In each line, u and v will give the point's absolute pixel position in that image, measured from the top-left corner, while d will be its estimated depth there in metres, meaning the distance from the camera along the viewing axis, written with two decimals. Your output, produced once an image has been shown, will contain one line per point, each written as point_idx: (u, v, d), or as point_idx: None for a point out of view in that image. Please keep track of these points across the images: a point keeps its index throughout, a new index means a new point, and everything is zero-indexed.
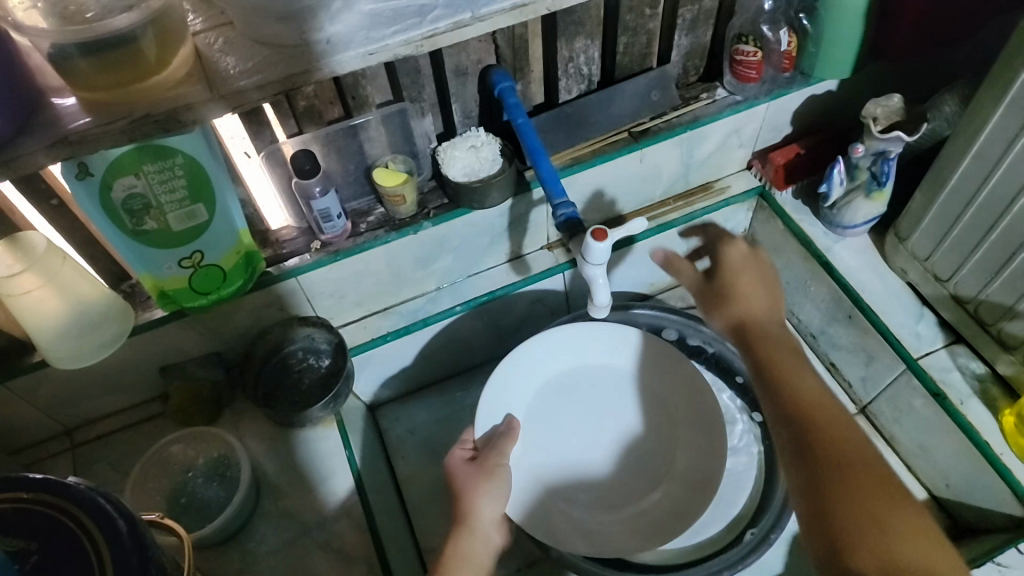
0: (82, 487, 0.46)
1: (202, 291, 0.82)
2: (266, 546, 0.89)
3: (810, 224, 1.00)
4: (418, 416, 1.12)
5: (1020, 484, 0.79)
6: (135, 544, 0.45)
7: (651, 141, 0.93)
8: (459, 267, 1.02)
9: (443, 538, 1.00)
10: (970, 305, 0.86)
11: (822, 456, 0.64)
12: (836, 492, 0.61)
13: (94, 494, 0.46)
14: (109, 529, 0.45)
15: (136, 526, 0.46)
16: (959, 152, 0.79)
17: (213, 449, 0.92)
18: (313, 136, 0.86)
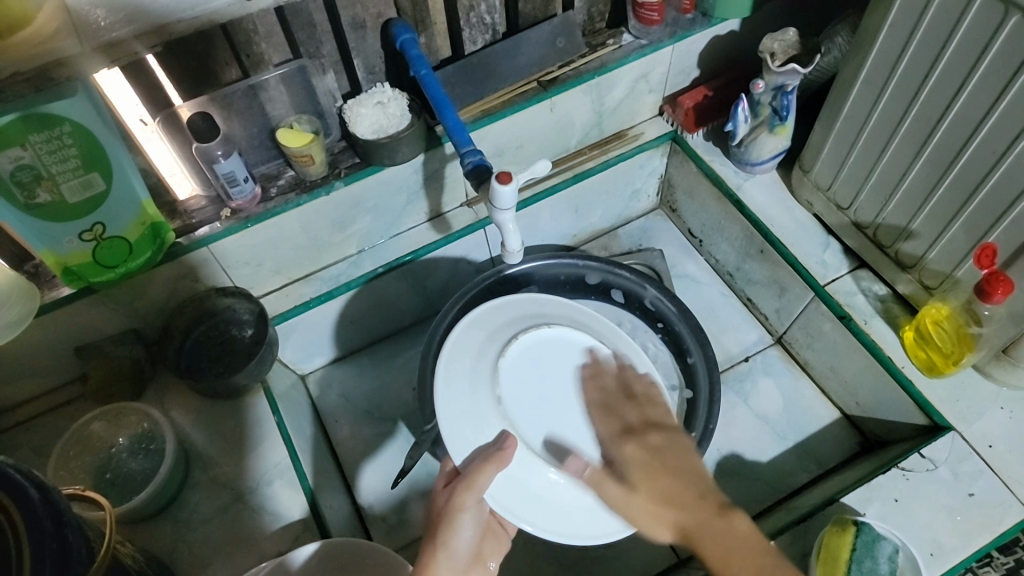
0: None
1: (109, 265, 0.80)
2: (200, 515, 0.84)
3: (721, 163, 1.03)
4: (350, 381, 1.08)
5: (920, 393, 0.85)
6: (49, 511, 0.49)
7: (561, 89, 0.92)
8: (378, 228, 0.99)
9: (383, 498, 0.98)
10: (869, 230, 0.91)
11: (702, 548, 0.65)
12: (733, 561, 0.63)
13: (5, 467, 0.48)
14: (23, 500, 0.48)
15: (48, 495, 0.49)
16: (848, 81, 0.84)
17: (136, 424, 0.86)
18: (209, 99, 0.81)
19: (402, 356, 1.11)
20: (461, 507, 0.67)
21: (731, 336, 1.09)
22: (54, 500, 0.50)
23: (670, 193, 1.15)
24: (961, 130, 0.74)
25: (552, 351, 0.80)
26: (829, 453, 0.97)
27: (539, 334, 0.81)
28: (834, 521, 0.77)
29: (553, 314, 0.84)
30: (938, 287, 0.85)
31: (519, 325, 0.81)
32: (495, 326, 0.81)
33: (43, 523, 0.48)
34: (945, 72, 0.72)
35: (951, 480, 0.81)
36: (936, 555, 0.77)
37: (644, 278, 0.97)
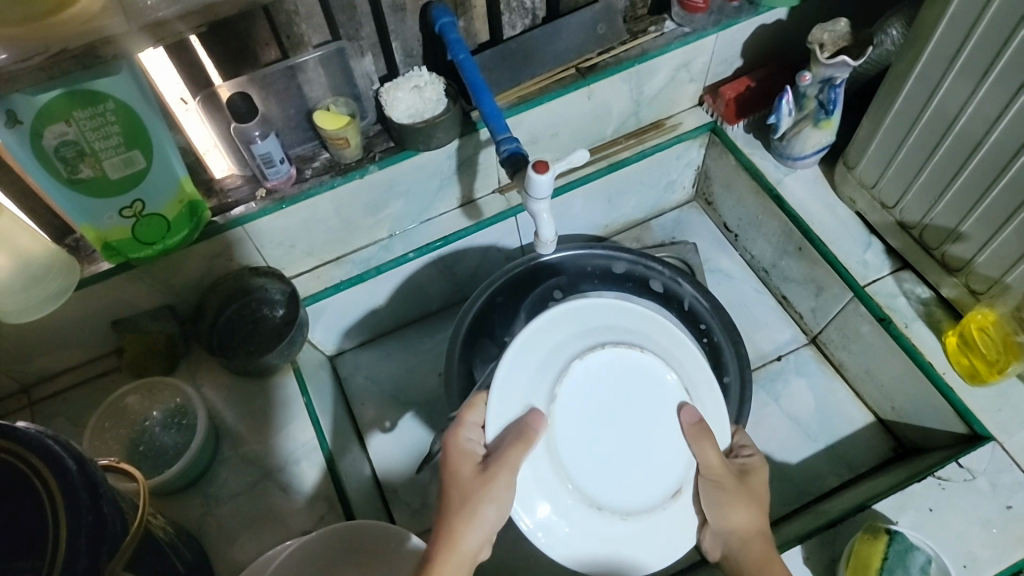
0: (32, 431, 0.49)
1: (147, 241, 0.81)
2: (228, 490, 0.85)
3: (762, 157, 1.00)
4: (377, 363, 1.09)
5: (960, 401, 0.83)
6: (85, 483, 0.48)
7: (600, 76, 0.90)
8: (411, 212, 0.99)
9: (406, 481, 0.99)
10: (914, 230, 0.88)
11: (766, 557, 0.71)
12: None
13: (43, 437, 0.49)
14: (59, 471, 0.48)
15: (85, 466, 0.49)
16: (900, 76, 0.81)
17: (169, 399, 0.87)
18: (248, 80, 0.82)
19: (429, 341, 1.11)
20: (497, 483, 0.67)
21: (763, 334, 1.06)
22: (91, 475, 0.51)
23: (707, 186, 1.13)
24: (1019, 131, 0.71)
25: (632, 380, 0.77)
26: (861, 457, 0.95)
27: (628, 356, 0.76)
28: (866, 528, 0.75)
29: (654, 340, 0.78)
30: (986, 293, 0.82)
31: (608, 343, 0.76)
32: (582, 327, 0.76)
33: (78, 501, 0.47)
34: (1008, 69, 0.69)
35: (988, 492, 0.78)
36: (970, 567, 0.75)
37: (678, 273, 0.95)
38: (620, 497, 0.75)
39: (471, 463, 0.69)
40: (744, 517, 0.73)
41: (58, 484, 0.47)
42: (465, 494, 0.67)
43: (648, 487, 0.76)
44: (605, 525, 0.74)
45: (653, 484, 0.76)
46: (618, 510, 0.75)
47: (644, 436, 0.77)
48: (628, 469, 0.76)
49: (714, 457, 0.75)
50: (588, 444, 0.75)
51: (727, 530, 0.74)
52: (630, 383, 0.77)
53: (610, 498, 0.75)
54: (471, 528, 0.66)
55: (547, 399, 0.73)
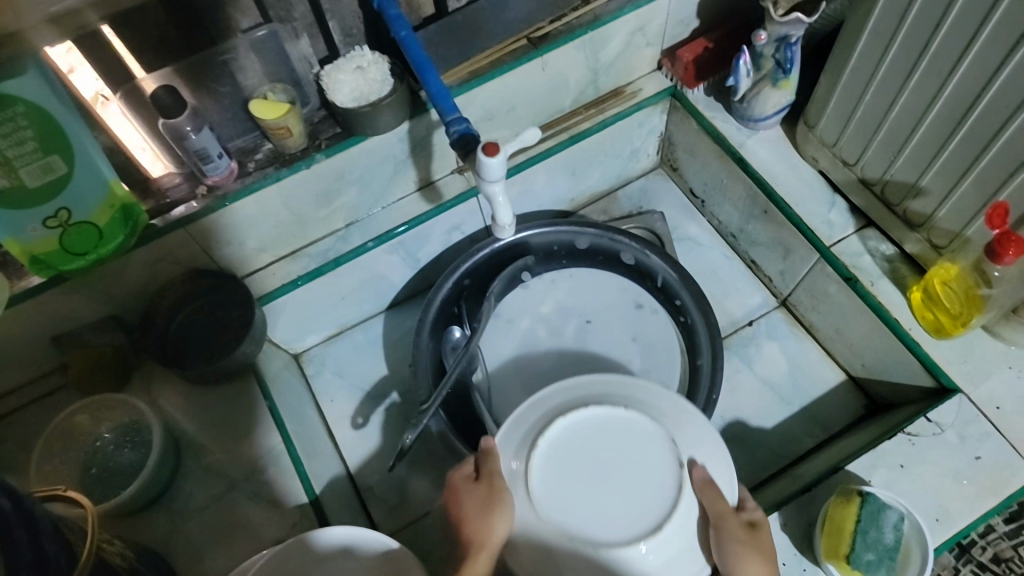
0: None
1: (79, 252, 0.75)
2: (194, 505, 0.82)
3: (723, 120, 0.98)
4: (344, 358, 1.05)
5: (927, 356, 0.83)
6: None
7: (552, 46, 0.86)
8: (366, 199, 0.94)
9: (382, 478, 0.96)
10: (877, 187, 0.88)
11: None
12: None
13: None
14: None
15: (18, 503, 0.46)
16: (854, 31, 0.80)
17: (121, 416, 0.82)
18: (174, 70, 0.76)
19: (397, 331, 1.07)
20: (499, 482, 0.68)
21: (733, 300, 1.06)
22: (26, 508, 0.48)
23: (670, 152, 1.11)
24: (973, 83, 0.70)
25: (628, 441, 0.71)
26: (836, 417, 0.96)
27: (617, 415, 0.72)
28: (839, 492, 0.76)
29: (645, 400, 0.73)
30: (948, 247, 0.82)
31: (601, 400, 0.73)
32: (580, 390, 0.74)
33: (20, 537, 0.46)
34: (958, 21, 0.68)
35: (957, 445, 0.79)
36: (942, 520, 0.77)
37: (644, 244, 0.93)
38: (599, 535, 0.66)
39: (467, 477, 0.70)
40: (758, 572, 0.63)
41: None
42: (474, 497, 0.68)
43: (631, 529, 0.66)
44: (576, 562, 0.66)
45: (636, 527, 0.66)
46: (593, 546, 0.66)
47: (641, 487, 0.68)
48: (608, 512, 0.68)
49: (725, 506, 0.66)
50: (572, 488, 0.69)
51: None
52: (629, 440, 0.70)
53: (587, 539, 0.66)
54: (495, 520, 0.66)
55: (529, 444, 0.71)
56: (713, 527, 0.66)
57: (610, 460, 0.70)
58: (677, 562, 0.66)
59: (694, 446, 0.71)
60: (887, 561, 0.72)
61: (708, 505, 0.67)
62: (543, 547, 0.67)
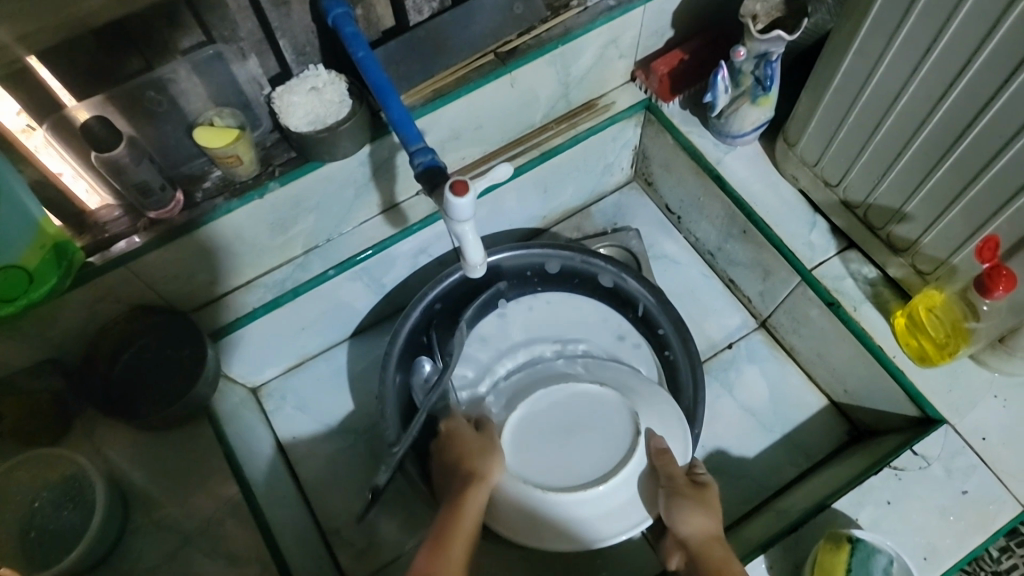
0: None
1: (6, 299, 0.68)
2: (145, 563, 0.77)
3: (699, 135, 0.94)
4: (306, 390, 1.00)
5: (912, 385, 0.81)
6: None
7: (521, 62, 0.81)
8: (325, 225, 0.88)
9: (349, 518, 0.92)
10: (859, 209, 0.84)
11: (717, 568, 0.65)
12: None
13: None
14: None
15: None
16: (839, 49, 0.76)
17: (59, 471, 0.76)
18: (107, 98, 0.69)
19: (362, 360, 1.02)
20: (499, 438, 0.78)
21: (712, 321, 1.03)
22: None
23: (644, 165, 1.06)
24: (965, 111, 0.67)
25: (594, 407, 0.80)
26: (818, 443, 0.93)
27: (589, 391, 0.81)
28: (827, 536, 0.74)
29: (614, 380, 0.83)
30: (933, 274, 0.80)
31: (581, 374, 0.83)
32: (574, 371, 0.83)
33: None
34: (951, 47, 0.64)
35: (944, 477, 0.78)
36: (930, 559, 0.75)
37: (620, 267, 0.89)
38: (553, 479, 0.75)
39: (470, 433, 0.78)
40: (699, 522, 0.69)
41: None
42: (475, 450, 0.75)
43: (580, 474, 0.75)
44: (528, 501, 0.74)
45: (590, 477, 0.75)
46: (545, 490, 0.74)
47: (599, 443, 0.77)
48: (568, 461, 0.77)
49: (676, 468, 0.74)
50: (539, 438, 0.78)
51: (684, 535, 0.69)
52: (598, 406, 0.80)
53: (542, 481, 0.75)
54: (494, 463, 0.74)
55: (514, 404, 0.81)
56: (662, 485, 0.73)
57: (578, 421, 0.79)
58: (623, 512, 0.74)
59: (651, 413, 0.80)
60: None
61: (661, 466, 0.74)
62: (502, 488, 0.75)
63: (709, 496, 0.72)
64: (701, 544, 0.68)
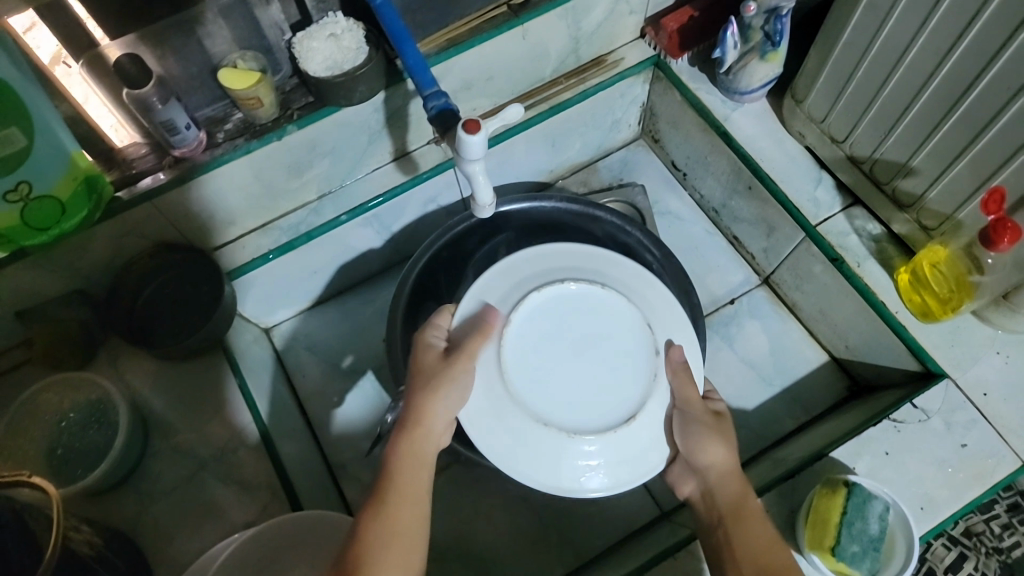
0: None
1: (40, 227, 0.72)
2: (162, 486, 0.80)
3: (707, 92, 0.96)
4: (319, 332, 1.05)
5: (912, 338, 0.82)
6: None
7: (533, 14, 0.83)
8: (339, 171, 0.91)
9: (358, 454, 0.97)
10: (865, 165, 0.85)
11: (735, 516, 0.68)
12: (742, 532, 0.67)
13: None
14: None
15: None
16: (849, 3, 0.76)
17: (85, 394, 0.80)
18: (138, 37, 0.72)
19: (372, 305, 1.07)
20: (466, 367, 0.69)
21: (714, 276, 1.05)
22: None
23: (651, 122, 1.08)
24: (972, 63, 0.67)
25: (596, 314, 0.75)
26: (814, 396, 0.96)
27: (587, 289, 0.75)
28: (824, 482, 0.74)
29: (615, 280, 0.77)
30: (937, 229, 0.80)
31: (579, 278, 0.76)
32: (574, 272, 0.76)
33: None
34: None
35: (943, 431, 0.78)
36: (927, 509, 0.75)
37: (625, 217, 0.91)
38: (575, 418, 0.71)
39: (434, 356, 0.69)
40: (716, 453, 0.71)
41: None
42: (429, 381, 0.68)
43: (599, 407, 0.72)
44: (553, 445, 0.70)
45: (611, 411, 0.72)
46: (571, 430, 0.71)
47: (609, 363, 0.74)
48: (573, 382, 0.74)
49: (694, 392, 0.73)
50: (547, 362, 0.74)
51: (703, 465, 0.71)
52: (603, 317, 0.75)
53: (565, 421, 0.71)
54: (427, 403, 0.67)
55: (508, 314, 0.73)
56: (678, 410, 0.73)
57: (585, 337, 0.75)
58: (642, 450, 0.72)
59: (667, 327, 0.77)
60: (872, 553, 0.70)
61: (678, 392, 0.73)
62: (522, 436, 0.70)
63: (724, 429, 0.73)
64: (716, 475, 0.71)
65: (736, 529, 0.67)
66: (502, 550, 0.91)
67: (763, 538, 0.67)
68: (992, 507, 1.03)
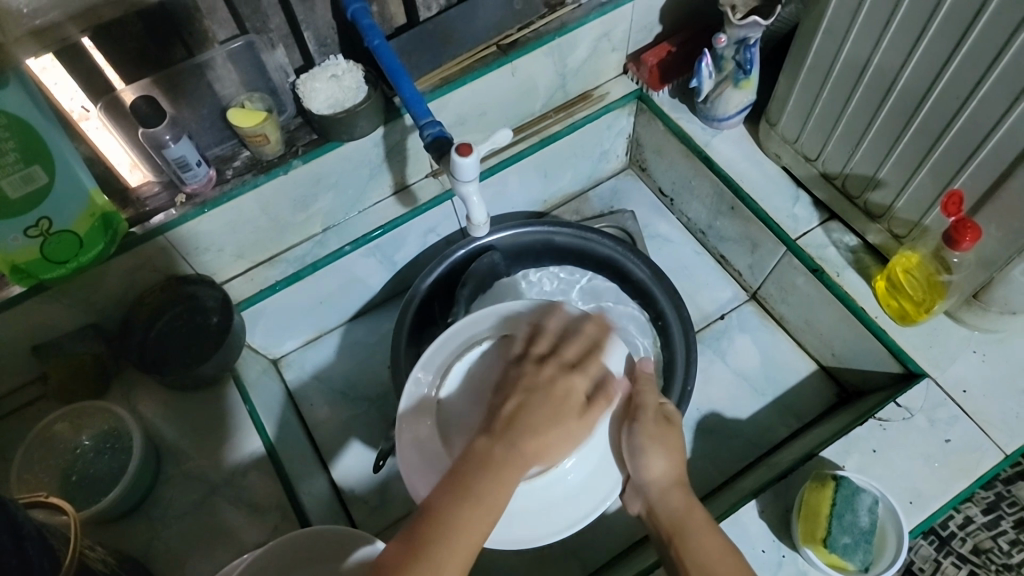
0: None
1: (59, 260, 0.75)
2: (173, 511, 0.83)
3: (688, 121, 1.02)
4: (325, 362, 1.08)
5: (893, 341, 0.86)
6: None
7: (520, 53, 0.89)
8: (342, 204, 0.96)
9: (364, 479, 0.99)
10: (838, 180, 0.91)
11: (679, 527, 0.70)
12: (686, 544, 0.69)
13: None
14: None
15: None
16: (810, 31, 0.83)
17: (100, 422, 0.83)
18: (153, 81, 0.78)
19: (374, 335, 1.10)
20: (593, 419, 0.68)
21: (704, 294, 1.09)
22: (10, 513, 0.51)
23: (638, 153, 1.14)
24: (925, 76, 0.73)
25: None
26: (805, 404, 0.99)
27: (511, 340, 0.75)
28: (814, 477, 0.78)
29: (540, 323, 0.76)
30: (908, 236, 0.85)
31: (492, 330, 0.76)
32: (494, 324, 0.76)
33: (2, 540, 0.49)
34: (908, 17, 0.71)
35: (927, 427, 0.81)
36: (916, 503, 0.78)
37: (613, 239, 0.96)
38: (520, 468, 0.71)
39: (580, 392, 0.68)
40: (663, 465, 0.72)
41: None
42: (542, 410, 0.66)
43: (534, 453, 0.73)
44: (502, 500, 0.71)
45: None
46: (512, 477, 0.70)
47: None
48: None
49: (651, 401, 0.73)
50: None
51: (652, 475, 0.72)
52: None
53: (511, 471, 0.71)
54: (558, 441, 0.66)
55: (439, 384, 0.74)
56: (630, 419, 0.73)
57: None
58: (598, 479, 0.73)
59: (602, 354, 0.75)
60: (864, 544, 0.74)
61: (635, 400, 0.73)
62: None
63: (669, 437, 0.73)
64: (661, 490, 0.72)
65: (683, 543, 0.69)
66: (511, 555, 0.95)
67: (708, 549, 0.68)
68: (998, 524, 1.00)
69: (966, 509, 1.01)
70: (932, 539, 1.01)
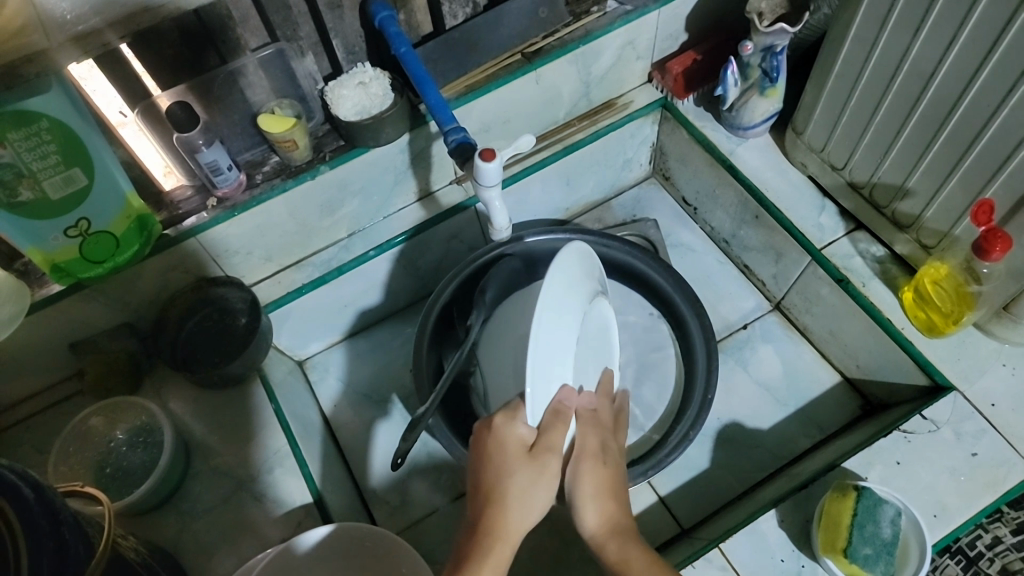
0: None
1: (97, 260, 0.78)
2: (202, 505, 0.84)
3: (712, 129, 1.02)
4: (349, 365, 1.10)
5: (920, 353, 0.84)
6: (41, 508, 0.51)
7: (545, 60, 0.89)
8: (368, 210, 0.98)
9: (384, 480, 1.01)
10: (865, 189, 0.89)
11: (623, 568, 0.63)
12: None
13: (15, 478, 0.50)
14: (17, 498, 0.50)
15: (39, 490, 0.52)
16: (837, 38, 0.82)
17: (133, 417, 0.86)
18: (187, 88, 0.80)
19: (397, 339, 1.12)
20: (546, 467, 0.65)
21: (727, 303, 1.09)
22: (50, 502, 0.53)
23: (661, 161, 1.14)
24: (955, 85, 0.72)
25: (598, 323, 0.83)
26: (829, 416, 0.98)
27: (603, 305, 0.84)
28: (835, 487, 0.77)
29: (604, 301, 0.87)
30: (937, 247, 0.84)
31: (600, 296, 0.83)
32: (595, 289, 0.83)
33: (40, 524, 0.50)
34: (938, 23, 0.70)
35: (954, 440, 0.80)
36: (941, 517, 0.76)
37: (634, 248, 0.96)
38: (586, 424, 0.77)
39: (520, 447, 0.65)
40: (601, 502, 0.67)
41: (16, 511, 0.49)
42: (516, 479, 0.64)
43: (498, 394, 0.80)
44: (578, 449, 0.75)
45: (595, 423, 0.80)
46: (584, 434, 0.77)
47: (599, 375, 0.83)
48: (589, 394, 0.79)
49: (593, 443, 0.70)
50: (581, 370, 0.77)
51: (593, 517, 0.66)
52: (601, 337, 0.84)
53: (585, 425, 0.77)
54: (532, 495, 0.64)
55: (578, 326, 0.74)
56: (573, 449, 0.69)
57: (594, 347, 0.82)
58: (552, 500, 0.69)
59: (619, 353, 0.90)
60: (886, 556, 0.73)
61: (578, 441, 0.70)
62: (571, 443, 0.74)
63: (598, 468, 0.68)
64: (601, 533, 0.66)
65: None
66: (529, 557, 0.96)
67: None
68: None
69: (994, 529, 0.98)
70: (960, 559, 0.98)
